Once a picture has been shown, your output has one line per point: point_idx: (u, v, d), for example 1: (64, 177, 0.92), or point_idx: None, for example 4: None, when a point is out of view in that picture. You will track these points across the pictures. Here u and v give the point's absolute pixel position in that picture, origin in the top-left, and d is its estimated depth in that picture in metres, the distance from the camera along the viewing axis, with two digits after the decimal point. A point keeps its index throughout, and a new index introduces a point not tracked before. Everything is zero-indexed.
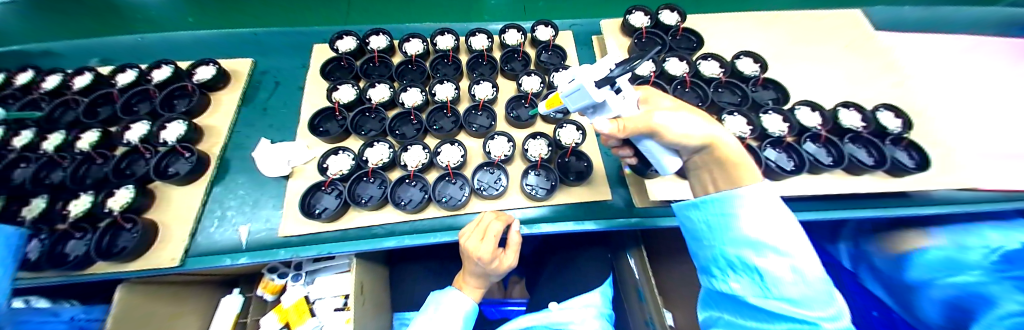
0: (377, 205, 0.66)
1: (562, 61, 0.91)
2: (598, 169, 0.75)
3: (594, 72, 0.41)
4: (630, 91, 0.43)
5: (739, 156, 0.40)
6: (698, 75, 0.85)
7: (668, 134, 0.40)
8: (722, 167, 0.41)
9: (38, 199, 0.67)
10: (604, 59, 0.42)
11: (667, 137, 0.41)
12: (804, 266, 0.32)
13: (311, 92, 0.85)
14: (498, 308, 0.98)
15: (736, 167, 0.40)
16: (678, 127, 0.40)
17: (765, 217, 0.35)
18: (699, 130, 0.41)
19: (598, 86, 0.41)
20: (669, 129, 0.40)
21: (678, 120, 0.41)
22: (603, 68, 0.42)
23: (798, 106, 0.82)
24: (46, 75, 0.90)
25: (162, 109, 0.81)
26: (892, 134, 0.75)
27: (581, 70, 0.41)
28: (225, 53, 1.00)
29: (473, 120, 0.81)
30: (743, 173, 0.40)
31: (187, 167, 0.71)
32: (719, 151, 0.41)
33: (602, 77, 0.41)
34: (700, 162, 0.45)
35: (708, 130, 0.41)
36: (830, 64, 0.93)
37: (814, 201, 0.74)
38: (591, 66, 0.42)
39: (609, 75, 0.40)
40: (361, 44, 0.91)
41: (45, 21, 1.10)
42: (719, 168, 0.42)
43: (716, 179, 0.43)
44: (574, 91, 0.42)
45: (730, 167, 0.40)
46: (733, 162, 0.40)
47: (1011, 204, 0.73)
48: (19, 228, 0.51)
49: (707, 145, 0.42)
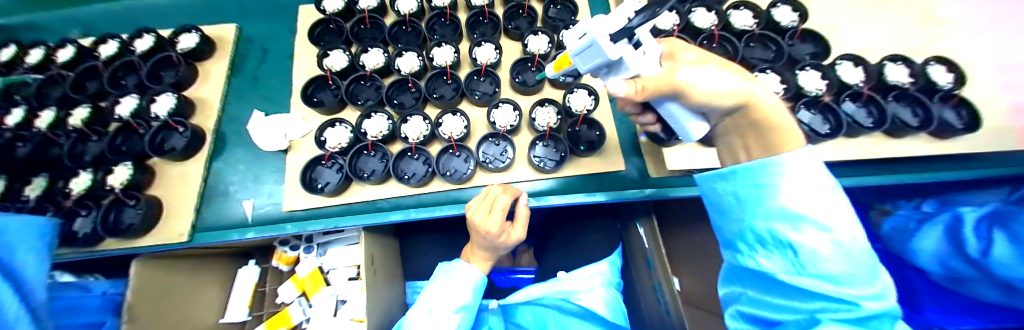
0: (380, 179, 0.63)
1: (572, 16, 0.82)
2: (611, 138, 0.70)
3: (608, 23, 0.35)
4: (653, 45, 0.35)
5: (779, 115, 0.36)
6: (727, 28, 0.76)
7: (695, 93, 0.35)
8: (758, 129, 0.37)
9: (42, 178, 0.67)
10: (621, 5, 0.35)
11: (693, 98, 0.36)
12: (848, 241, 0.29)
13: (302, 60, 0.80)
14: (508, 276, 1.02)
15: (776, 128, 0.35)
16: (705, 84, 0.35)
17: (808, 187, 0.31)
18: (732, 88, 0.35)
19: (614, 40, 0.34)
20: (696, 86, 0.35)
21: (705, 75, 0.36)
22: (619, 17, 0.35)
23: (841, 61, 0.72)
24: (27, 48, 0.86)
25: (150, 82, 0.77)
26: (943, 91, 0.68)
27: (593, 21, 0.35)
28: (207, 19, 0.93)
29: (475, 87, 0.75)
30: (785, 136, 0.35)
31: (183, 142, 0.69)
32: (757, 112, 0.36)
33: (618, 30, 0.34)
34: (731, 125, 0.40)
35: (743, 87, 0.36)
36: (881, 13, 0.81)
37: (849, 168, 0.67)
38: (605, 17, 0.35)
39: (628, 25, 0.33)
40: (350, 3, 0.82)
41: None
42: (753, 132, 0.38)
43: (751, 147, 0.39)
44: (586, 48, 0.36)
45: (767, 129, 0.36)
46: (774, 123, 0.35)
47: None
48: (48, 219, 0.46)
49: (742, 105, 0.37)
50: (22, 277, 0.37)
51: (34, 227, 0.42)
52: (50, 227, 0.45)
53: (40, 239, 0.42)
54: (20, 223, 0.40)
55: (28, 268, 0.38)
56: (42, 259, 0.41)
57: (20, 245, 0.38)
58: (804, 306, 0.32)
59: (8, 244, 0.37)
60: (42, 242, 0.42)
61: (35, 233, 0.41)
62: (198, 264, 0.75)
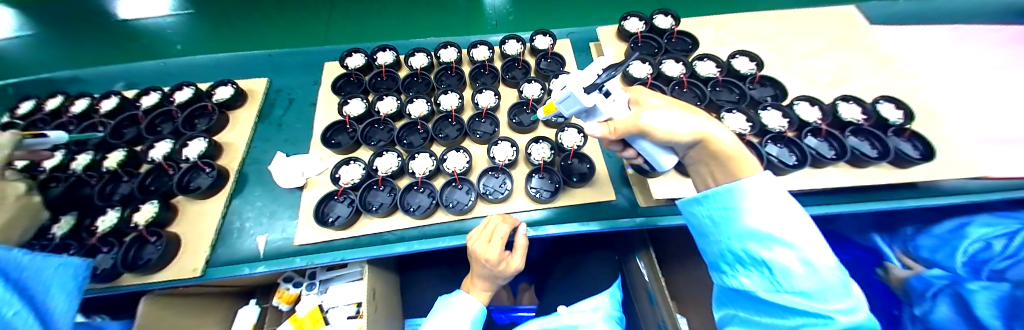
0: (387, 212, 0.68)
1: (561, 67, 0.95)
2: (601, 171, 0.76)
3: (582, 79, 0.43)
4: (620, 94, 0.45)
5: (734, 149, 0.41)
6: (694, 75, 0.87)
7: (657, 132, 0.42)
8: (718, 161, 0.42)
9: (67, 217, 0.71)
10: (593, 64, 0.44)
11: (658, 135, 0.42)
12: (814, 257, 0.33)
13: (324, 107, 0.90)
14: (508, 314, 0.98)
15: (734, 160, 0.40)
16: (666, 124, 0.41)
17: (772, 209, 0.36)
18: (688, 127, 0.41)
19: (587, 92, 0.42)
20: (657, 127, 0.41)
21: (668, 118, 0.42)
22: (591, 74, 0.44)
23: (796, 101, 0.83)
24: (74, 100, 0.96)
25: (184, 128, 0.86)
26: (893, 126, 0.75)
27: (571, 78, 0.43)
28: (241, 74, 1.06)
29: (477, 127, 0.84)
30: (741, 165, 0.40)
31: (208, 181, 0.75)
32: (714, 146, 0.41)
33: (590, 84, 0.43)
34: (697, 156, 0.46)
35: (698, 125, 0.42)
36: (826, 59, 0.94)
37: (818, 195, 0.73)
38: (581, 73, 0.44)
39: (596, 81, 0.42)
40: (370, 60, 0.95)
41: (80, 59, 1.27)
42: (716, 162, 0.43)
43: (715, 173, 0.44)
44: (566, 98, 0.44)
45: (726, 160, 0.41)
46: (730, 154, 0.40)
47: (1018, 192, 0.73)
48: (86, 260, 0.52)
49: (700, 140, 0.42)
50: (56, 315, 0.43)
51: (70, 268, 0.48)
52: (84, 264, 0.51)
53: (74, 280, 0.48)
54: (58, 265, 0.46)
55: (61, 306, 0.44)
56: (73, 296, 0.47)
57: (56, 285, 0.44)
58: (787, 323, 0.35)
59: (48, 285, 0.43)
60: (76, 280, 0.48)
61: (72, 274, 0.48)
62: (197, 304, 0.75)
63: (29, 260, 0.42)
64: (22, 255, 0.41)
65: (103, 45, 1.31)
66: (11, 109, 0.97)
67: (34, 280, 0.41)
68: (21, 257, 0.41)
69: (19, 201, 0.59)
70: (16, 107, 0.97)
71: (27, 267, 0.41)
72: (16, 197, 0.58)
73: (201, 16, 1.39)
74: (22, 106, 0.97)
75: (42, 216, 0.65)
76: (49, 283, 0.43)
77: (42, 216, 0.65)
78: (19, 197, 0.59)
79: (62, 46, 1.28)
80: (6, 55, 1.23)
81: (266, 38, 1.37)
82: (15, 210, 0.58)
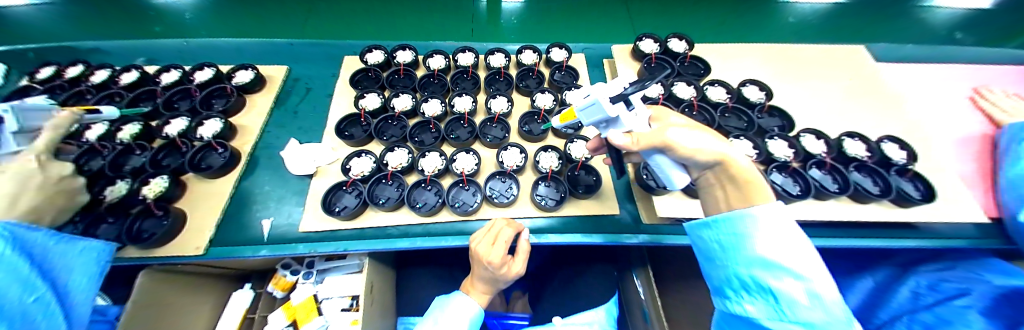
0: (392, 206, 0.69)
1: (574, 80, 0.97)
2: (606, 184, 0.77)
3: (607, 90, 0.45)
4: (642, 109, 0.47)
5: (750, 175, 0.42)
6: (704, 99, 0.89)
7: (680, 148, 0.42)
8: (735, 184, 0.43)
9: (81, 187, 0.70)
10: (619, 79, 0.47)
11: (680, 152, 0.43)
12: (822, 291, 0.34)
13: (340, 99, 0.92)
14: (500, 321, 0.94)
15: (748, 184, 0.41)
16: (690, 142, 0.42)
17: (779, 240, 0.37)
18: (709, 147, 0.43)
19: (612, 102, 0.45)
20: (682, 144, 0.42)
21: (689, 136, 0.43)
22: (617, 87, 0.46)
23: (802, 133, 0.84)
24: (95, 69, 0.99)
25: (202, 107, 0.88)
26: (895, 165, 0.76)
27: (597, 88, 0.46)
28: (261, 60, 1.08)
29: (487, 131, 0.86)
30: (755, 191, 0.41)
31: (220, 161, 0.77)
32: (732, 168, 0.42)
33: (615, 94, 0.45)
34: (713, 178, 0.46)
35: (719, 148, 0.43)
36: (835, 95, 0.96)
37: (819, 227, 0.74)
38: (607, 85, 0.46)
39: (625, 92, 0.44)
40: (389, 57, 0.98)
41: (118, 35, 1.37)
42: (733, 186, 0.43)
43: (729, 197, 0.44)
44: (590, 105, 0.46)
45: (742, 185, 0.42)
46: (745, 179, 0.42)
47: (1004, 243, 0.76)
48: (108, 243, 0.56)
49: (719, 162, 0.43)
50: (70, 301, 0.46)
51: (93, 252, 0.51)
52: (110, 248, 0.55)
53: (96, 264, 0.51)
54: (81, 249, 0.49)
55: (71, 291, 0.46)
56: (93, 278, 0.50)
57: (74, 267, 0.48)
58: None
59: (66, 268, 0.46)
60: (97, 265, 0.52)
61: (94, 259, 0.51)
62: (191, 282, 0.74)
63: (52, 244, 0.46)
64: (44, 239, 0.44)
65: (141, 24, 1.41)
66: (31, 74, 0.99)
67: (55, 264, 0.45)
68: (43, 242, 0.44)
69: (62, 181, 0.57)
70: (36, 71, 0.99)
71: (46, 250, 0.44)
72: (60, 178, 0.56)
73: (229, 11, 1.48)
74: (43, 72, 1.00)
75: (79, 201, 0.61)
76: (69, 267, 0.47)
77: (80, 201, 0.62)
78: (63, 178, 0.57)
79: (104, 27, 1.39)
80: (56, 32, 1.35)
81: (296, 31, 1.45)
82: (59, 190, 0.56)
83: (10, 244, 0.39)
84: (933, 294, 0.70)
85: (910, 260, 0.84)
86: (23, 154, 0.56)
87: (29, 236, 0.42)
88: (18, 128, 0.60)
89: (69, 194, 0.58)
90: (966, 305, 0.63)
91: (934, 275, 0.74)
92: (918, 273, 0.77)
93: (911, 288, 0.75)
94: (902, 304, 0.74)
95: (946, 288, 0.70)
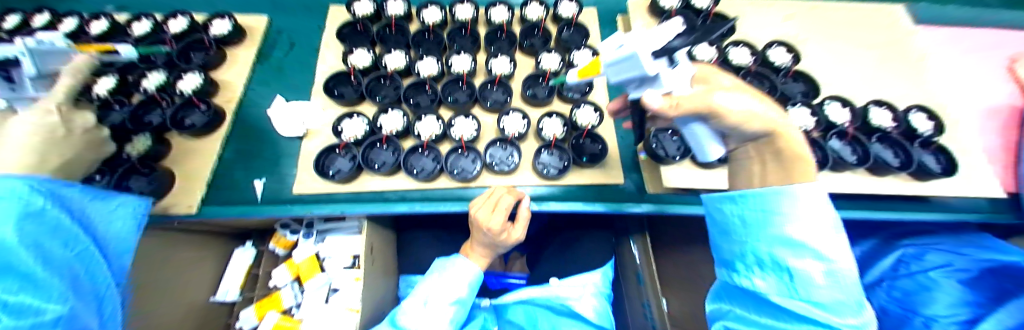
0: (390, 171, 0.66)
1: (584, 38, 0.89)
2: (612, 153, 0.74)
3: (651, 41, 0.38)
4: (685, 66, 0.41)
5: (800, 148, 0.37)
6: (726, 63, 0.82)
7: (730, 116, 0.37)
8: (780, 158, 0.38)
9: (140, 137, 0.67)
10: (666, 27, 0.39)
11: (728, 120, 0.37)
12: (841, 274, 0.33)
13: (328, 55, 0.84)
14: (499, 279, 1.01)
15: (796, 159, 0.37)
16: (741, 108, 0.37)
17: (813, 219, 0.34)
18: (762, 116, 0.37)
19: (655, 57, 0.38)
20: (731, 109, 0.36)
21: (740, 102, 0.37)
22: (661, 37, 0.38)
23: (827, 100, 0.78)
24: (60, 17, 0.90)
25: (179, 60, 0.81)
26: (920, 136, 0.73)
27: (636, 37, 0.38)
28: (238, 9, 0.97)
29: (488, 94, 0.80)
30: (800, 169, 0.37)
31: (203, 119, 0.72)
32: (783, 141, 0.37)
33: (661, 48, 0.37)
34: (754, 151, 0.42)
35: (772, 117, 0.37)
36: (868, 60, 0.88)
37: (831, 199, 0.72)
38: (649, 34, 0.38)
39: (671, 45, 0.36)
40: (379, 9, 0.88)
41: None
42: (775, 160, 0.39)
43: (767, 171, 0.40)
44: (624, 59, 0.39)
45: (788, 161, 0.38)
46: (796, 153, 0.37)
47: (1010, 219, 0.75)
48: (144, 197, 0.53)
49: (769, 134, 0.38)
50: (110, 258, 0.44)
51: (130, 207, 0.48)
52: (148, 202, 0.53)
53: (135, 220, 0.49)
54: (118, 206, 0.47)
55: (114, 244, 0.45)
56: (134, 235, 0.48)
57: (117, 221, 0.46)
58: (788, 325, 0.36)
59: (106, 225, 0.44)
60: (137, 220, 0.49)
61: (134, 215, 0.49)
62: (193, 242, 0.74)
63: (88, 201, 0.43)
64: (79, 196, 0.42)
65: None
66: None
67: (97, 221, 0.43)
68: (79, 199, 0.41)
69: (87, 134, 0.50)
70: None
71: (85, 206, 0.42)
72: (85, 129, 0.49)
73: None
74: (5, 19, 0.91)
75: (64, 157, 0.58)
76: (110, 223, 0.44)
77: (108, 150, 0.56)
78: (89, 130, 0.50)
79: None
80: None
81: None
82: (83, 142, 0.49)
83: (49, 199, 0.37)
84: (916, 262, 0.72)
85: (907, 231, 0.81)
86: (42, 102, 0.46)
87: (65, 193, 0.39)
88: (36, 73, 0.53)
89: (98, 143, 0.53)
90: (951, 277, 0.65)
91: (916, 243, 0.76)
92: (905, 243, 0.77)
93: (898, 256, 0.75)
94: (881, 272, 0.75)
95: (931, 257, 0.71)
